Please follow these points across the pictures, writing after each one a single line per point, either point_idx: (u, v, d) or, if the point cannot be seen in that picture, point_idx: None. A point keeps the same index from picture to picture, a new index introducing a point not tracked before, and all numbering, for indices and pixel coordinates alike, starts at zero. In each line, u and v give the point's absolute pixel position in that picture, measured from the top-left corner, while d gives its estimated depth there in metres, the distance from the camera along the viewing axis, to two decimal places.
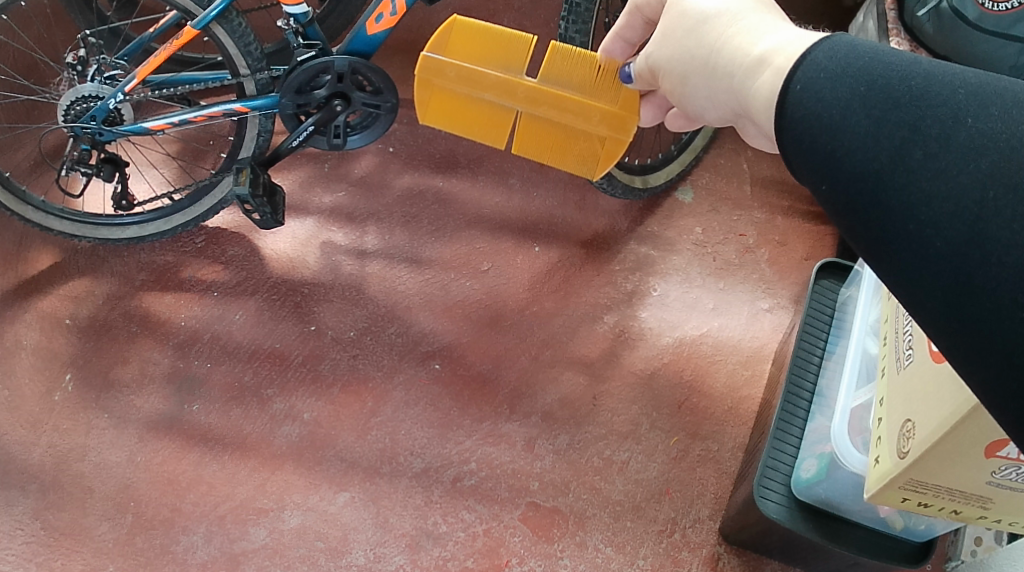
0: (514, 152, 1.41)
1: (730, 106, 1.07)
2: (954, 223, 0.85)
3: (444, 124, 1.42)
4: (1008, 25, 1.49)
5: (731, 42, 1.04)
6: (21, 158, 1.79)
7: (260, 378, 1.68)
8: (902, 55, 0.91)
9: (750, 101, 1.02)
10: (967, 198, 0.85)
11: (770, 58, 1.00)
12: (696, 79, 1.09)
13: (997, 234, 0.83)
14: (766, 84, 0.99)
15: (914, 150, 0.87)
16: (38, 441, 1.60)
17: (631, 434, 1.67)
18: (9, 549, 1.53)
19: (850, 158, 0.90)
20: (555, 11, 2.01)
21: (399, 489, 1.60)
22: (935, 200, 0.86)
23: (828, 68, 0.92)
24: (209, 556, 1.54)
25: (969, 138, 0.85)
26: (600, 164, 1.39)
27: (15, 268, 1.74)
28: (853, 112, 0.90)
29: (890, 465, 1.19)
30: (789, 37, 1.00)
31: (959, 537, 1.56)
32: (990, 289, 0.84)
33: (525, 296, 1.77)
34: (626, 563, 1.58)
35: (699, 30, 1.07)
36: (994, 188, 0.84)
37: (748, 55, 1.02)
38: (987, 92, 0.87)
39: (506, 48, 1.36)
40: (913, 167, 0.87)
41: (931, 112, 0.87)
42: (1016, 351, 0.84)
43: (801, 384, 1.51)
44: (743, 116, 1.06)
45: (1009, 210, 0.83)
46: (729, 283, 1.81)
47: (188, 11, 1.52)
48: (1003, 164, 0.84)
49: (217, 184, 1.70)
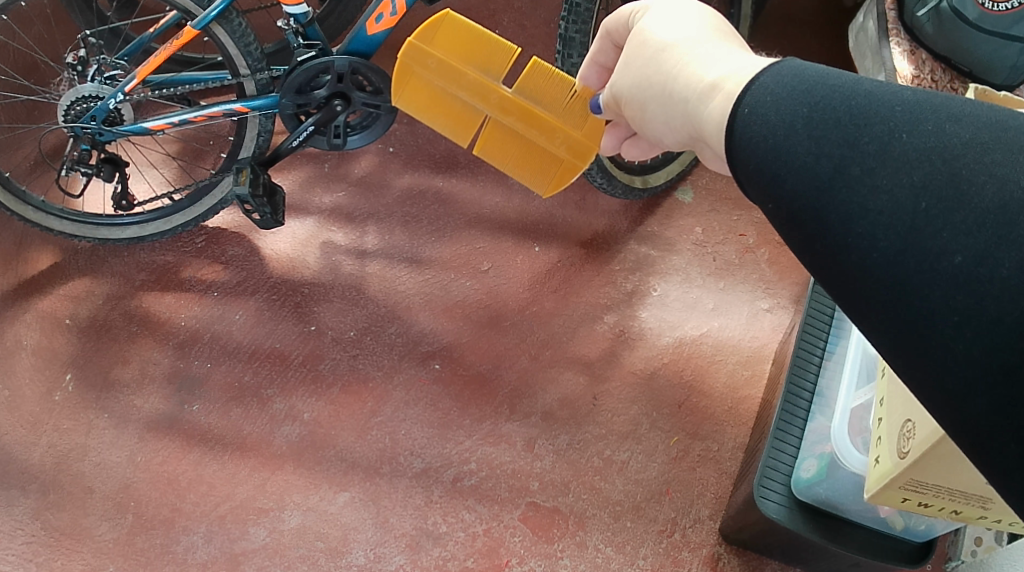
0: (475, 152, 1.41)
1: (686, 131, 1.04)
2: (888, 235, 0.85)
3: (414, 109, 1.41)
4: (1008, 25, 1.49)
5: (685, 72, 1.03)
6: (20, 158, 1.79)
7: (260, 378, 1.68)
8: (843, 76, 0.90)
9: (704, 128, 1.00)
10: (902, 210, 0.85)
11: (722, 84, 0.98)
12: (652, 106, 1.07)
13: (930, 243, 0.83)
14: (716, 109, 0.98)
15: (852, 166, 0.87)
16: (38, 442, 1.60)
17: (631, 434, 1.67)
18: (9, 550, 1.53)
19: (793, 176, 0.89)
20: (555, 11, 2.01)
21: (399, 489, 1.60)
22: (872, 214, 0.86)
23: (775, 91, 0.92)
24: (210, 556, 1.55)
25: (904, 151, 0.85)
26: (553, 182, 1.41)
27: (14, 268, 1.73)
28: (796, 133, 0.89)
29: (890, 465, 1.20)
30: (740, 65, 0.99)
31: (959, 537, 1.56)
32: (923, 298, 0.84)
33: (525, 295, 1.77)
34: (626, 563, 1.58)
35: (658, 58, 1.06)
36: (927, 200, 0.84)
37: (701, 81, 1.01)
38: (922, 108, 0.87)
39: (488, 54, 1.35)
40: (850, 183, 0.87)
41: (868, 129, 0.87)
42: (954, 357, 0.83)
43: (801, 385, 1.50)
44: (699, 142, 1.03)
45: (940, 220, 0.83)
46: (729, 283, 1.81)
47: (188, 11, 1.52)
48: (936, 176, 0.84)
49: (217, 184, 1.70)
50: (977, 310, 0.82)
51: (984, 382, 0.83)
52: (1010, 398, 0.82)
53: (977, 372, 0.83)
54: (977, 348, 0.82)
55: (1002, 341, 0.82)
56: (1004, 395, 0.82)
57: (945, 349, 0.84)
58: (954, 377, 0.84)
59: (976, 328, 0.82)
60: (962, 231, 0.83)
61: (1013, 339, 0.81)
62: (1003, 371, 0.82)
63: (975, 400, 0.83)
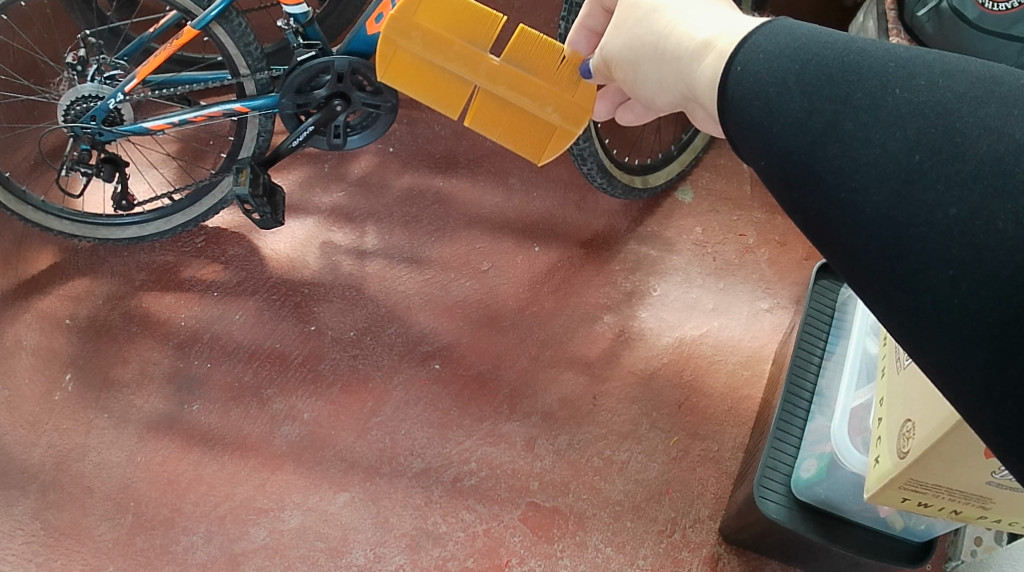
0: (467, 125, 1.40)
1: (678, 91, 1.05)
2: (881, 189, 0.85)
3: (400, 83, 1.38)
4: (1008, 25, 1.49)
5: (676, 32, 1.03)
6: (21, 158, 1.79)
7: (260, 378, 1.68)
8: (836, 35, 0.90)
9: (696, 87, 1.00)
10: (896, 161, 0.84)
11: (713, 43, 0.98)
12: (648, 68, 1.07)
13: (924, 197, 0.83)
14: (709, 68, 0.98)
15: (844, 121, 0.87)
16: (38, 441, 1.61)
17: (631, 434, 1.67)
18: (9, 549, 1.53)
19: (784, 132, 0.89)
20: (555, 11, 2.02)
21: (399, 489, 1.60)
22: (865, 167, 0.85)
23: (767, 49, 0.92)
24: (209, 556, 1.54)
25: (891, 103, 0.85)
26: (549, 148, 1.39)
27: (15, 269, 1.74)
28: (787, 89, 0.89)
29: (890, 465, 1.19)
30: (731, 23, 0.98)
31: (959, 537, 1.56)
32: (916, 248, 0.84)
33: (525, 295, 1.77)
34: (626, 563, 1.58)
35: (650, 18, 1.05)
36: (921, 152, 0.84)
37: (692, 40, 1.00)
38: (915, 63, 0.87)
39: (473, 22, 1.34)
40: (843, 138, 0.87)
41: (861, 85, 0.87)
42: (950, 310, 0.83)
43: (801, 384, 1.50)
44: (692, 100, 1.03)
45: (934, 172, 0.83)
46: (729, 283, 1.81)
47: (188, 11, 1.52)
48: (930, 130, 0.84)
49: (217, 184, 1.70)
50: (972, 263, 0.82)
51: (984, 338, 0.82)
52: (1007, 356, 0.81)
53: (977, 326, 0.82)
54: (974, 301, 0.82)
55: (999, 296, 0.81)
56: (1000, 349, 0.81)
57: (941, 302, 0.83)
58: (949, 336, 0.83)
59: (971, 283, 0.82)
60: (957, 184, 0.82)
61: (1008, 293, 0.81)
62: (1001, 325, 0.81)
63: (970, 355, 0.83)
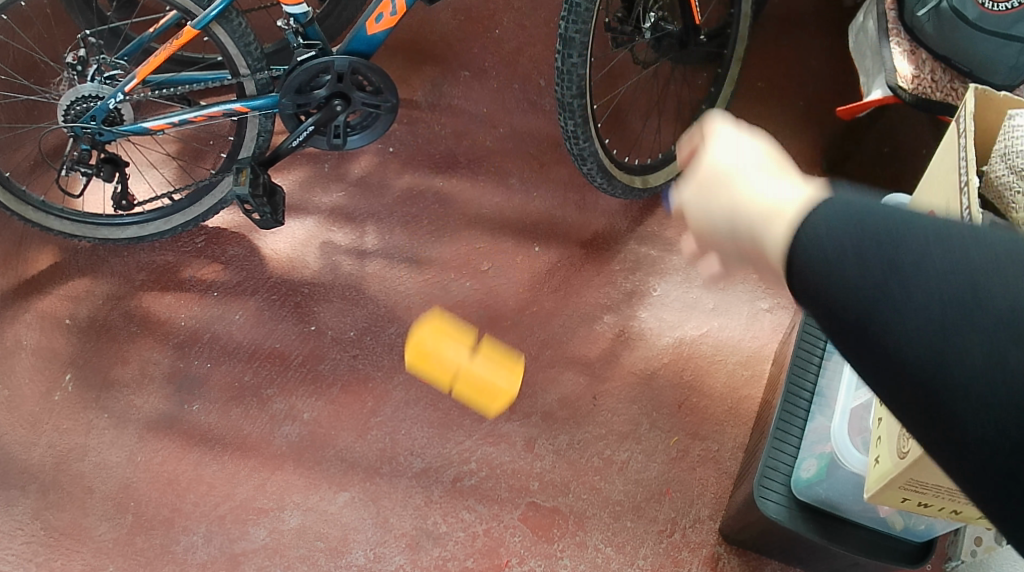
0: None
1: (747, 255, 0.99)
2: (863, 261, 0.87)
3: None
4: (1009, 25, 1.49)
5: (743, 183, 0.97)
6: (21, 158, 1.79)
7: (260, 378, 1.68)
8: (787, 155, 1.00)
9: (770, 231, 0.93)
10: (930, 348, 0.84)
11: (781, 213, 0.93)
12: (723, 245, 1.01)
13: (909, 259, 0.86)
14: (779, 236, 0.93)
15: (821, 209, 0.90)
16: (38, 441, 1.61)
17: (631, 434, 1.67)
18: (9, 549, 1.53)
19: (766, 233, 0.94)
20: (555, 11, 2.03)
21: (399, 489, 1.60)
22: (847, 245, 0.88)
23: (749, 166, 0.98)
24: (209, 556, 1.55)
25: (929, 325, 0.84)
26: None
27: (15, 269, 1.74)
28: (763, 198, 0.95)
29: (890, 466, 1.19)
30: (798, 196, 0.94)
31: (958, 537, 1.54)
32: (955, 356, 0.83)
33: (525, 295, 1.77)
34: (626, 563, 1.58)
35: (716, 188, 0.99)
36: (895, 224, 0.87)
37: (765, 213, 0.94)
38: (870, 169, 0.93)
39: None
40: (820, 219, 0.90)
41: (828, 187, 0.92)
42: (951, 359, 0.83)
43: (802, 384, 1.50)
44: (760, 262, 0.98)
45: (917, 238, 0.86)
46: (729, 283, 1.81)
47: (188, 11, 1.52)
48: (902, 210, 0.88)
49: (217, 184, 1.70)
50: (967, 314, 0.83)
51: (984, 376, 0.82)
52: (1008, 396, 0.82)
53: (975, 367, 0.83)
54: (971, 347, 0.83)
55: (992, 338, 0.82)
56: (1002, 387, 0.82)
57: (939, 359, 0.84)
58: (948, 386, 0.84)
59: (969, 328, 0.83)
60: (937, 245, 0.85)
61: (1005, 334, 0.82)
62: (1000, 363, 0.82)
63: (975, 391, 0.83)
